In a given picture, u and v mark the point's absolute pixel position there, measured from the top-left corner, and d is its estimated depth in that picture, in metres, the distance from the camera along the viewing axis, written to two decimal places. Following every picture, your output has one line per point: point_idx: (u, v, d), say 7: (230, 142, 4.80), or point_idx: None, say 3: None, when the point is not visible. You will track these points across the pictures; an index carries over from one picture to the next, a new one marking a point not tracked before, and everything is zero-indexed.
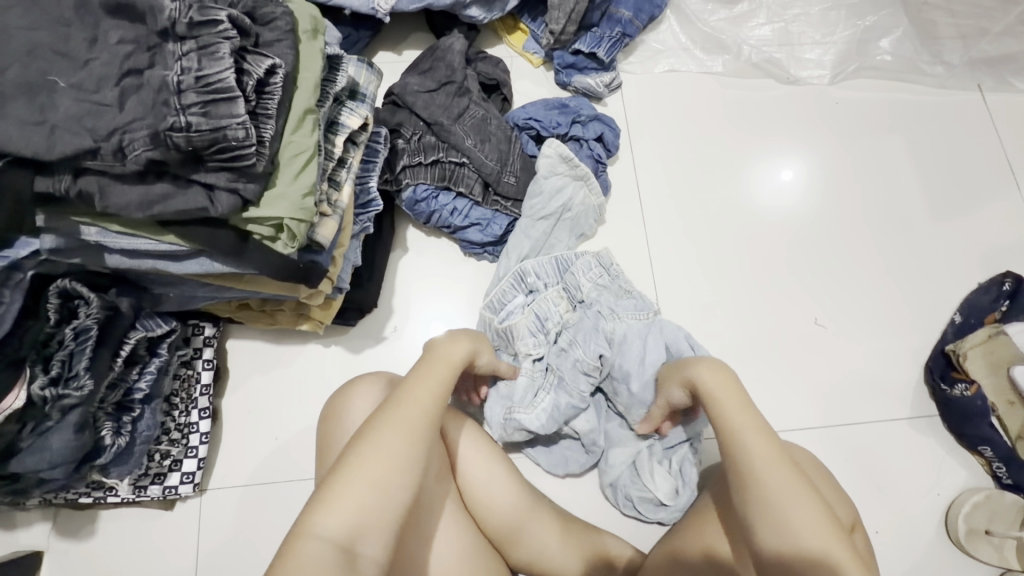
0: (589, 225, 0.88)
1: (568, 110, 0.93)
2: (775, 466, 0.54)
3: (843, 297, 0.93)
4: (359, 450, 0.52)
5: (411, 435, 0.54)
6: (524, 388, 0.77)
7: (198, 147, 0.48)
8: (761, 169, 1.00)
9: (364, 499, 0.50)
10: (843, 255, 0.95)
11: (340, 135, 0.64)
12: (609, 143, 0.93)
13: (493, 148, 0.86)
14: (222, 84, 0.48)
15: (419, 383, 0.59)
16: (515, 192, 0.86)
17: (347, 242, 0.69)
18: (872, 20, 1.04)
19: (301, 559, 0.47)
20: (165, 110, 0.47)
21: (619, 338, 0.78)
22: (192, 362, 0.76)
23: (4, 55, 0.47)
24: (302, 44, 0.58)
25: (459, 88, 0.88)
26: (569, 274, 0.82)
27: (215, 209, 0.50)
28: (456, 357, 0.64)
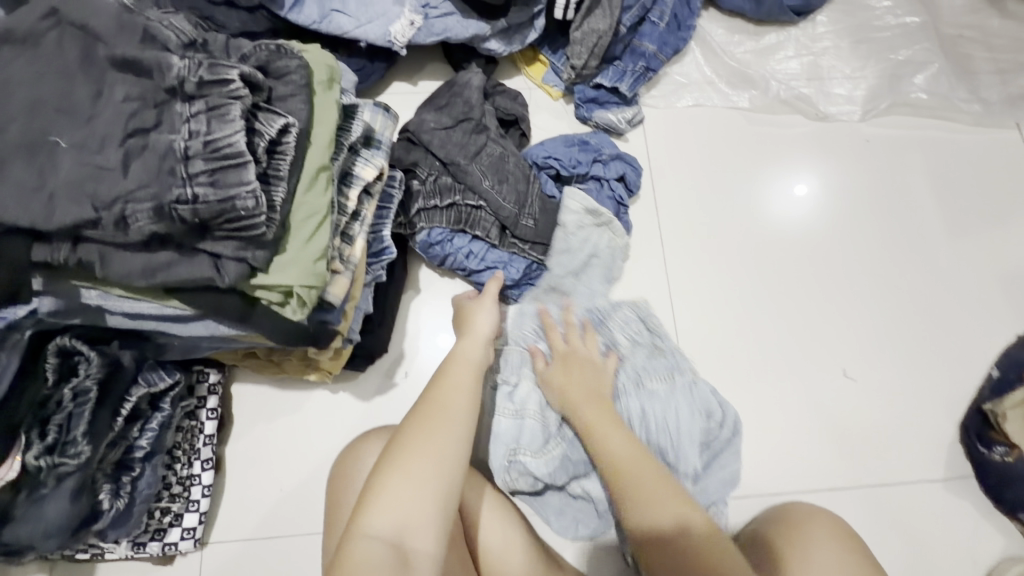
0: (617, 267, 0.88)
1: (589, 148, 0.90)
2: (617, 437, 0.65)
3: (874, 348, 0.89)
4: (400, 452, 0.55)
5: (449, 432, 0.57)
6: (534, 432, 0.75)
7: (204, 218, 0.45)
8: (781, 199, 0.97)
9: (411, 498, 0.53)
10: (874, 302, 0.91)
11: (353, 188, 0.61)
12: (631, 183, 0.91)
13: (510, 189, 0.83)
14: (232, 149, 0.45)
15: (454, 381, 0.62)
16: (533, 236, 0.84)
17: (359, 294, 0.66)
18: (904, 55, 1.01)
19: (358, 557, 0.49)
20: (170, 179, 0.44)
21: (642, 394, 0.79)
22: (195, 412, 0.73)
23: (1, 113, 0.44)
24: (317, 96, 0.55)
25: (476, 125, 0.85)
26: (605, 326, 0.83)
27: (222, 278, 0.48)
28: (475, 356, 0.65)
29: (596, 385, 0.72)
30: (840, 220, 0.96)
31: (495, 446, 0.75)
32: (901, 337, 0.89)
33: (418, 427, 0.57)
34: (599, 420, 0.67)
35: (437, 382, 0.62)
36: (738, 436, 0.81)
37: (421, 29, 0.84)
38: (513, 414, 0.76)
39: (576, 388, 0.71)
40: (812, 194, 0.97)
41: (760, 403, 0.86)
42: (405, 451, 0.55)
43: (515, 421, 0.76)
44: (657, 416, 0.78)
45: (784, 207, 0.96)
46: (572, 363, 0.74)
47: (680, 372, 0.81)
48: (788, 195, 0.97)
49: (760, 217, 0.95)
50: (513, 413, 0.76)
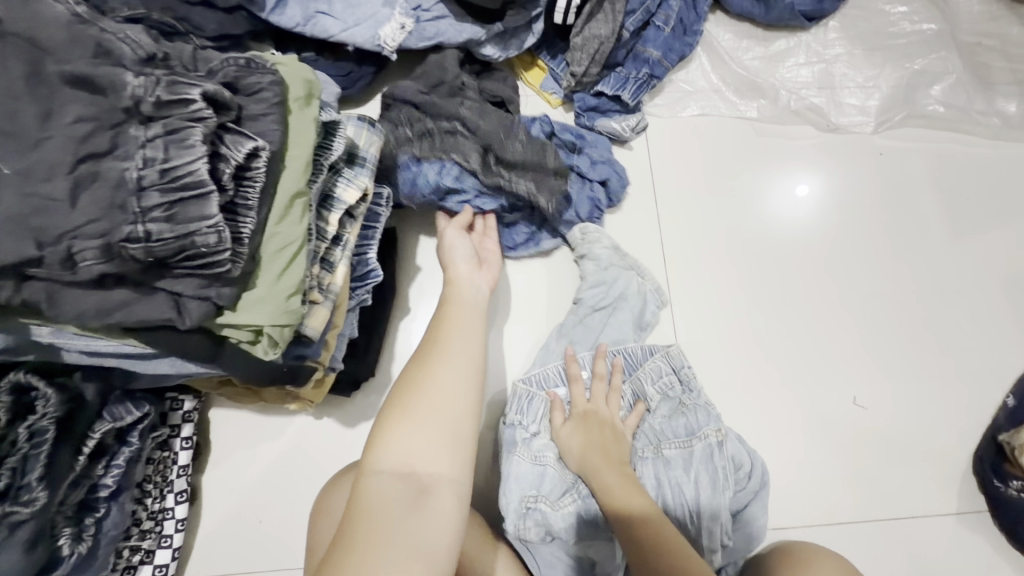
0: (650, 315, 0.85)
1: (583, 142, 0.87)
2: (614, 474, 0.69)
3: (882, 375, 0.85)
4: (404, 393, 0.57)
5: (453, 367, 0.59)
6: (554, 481, 0.74)
7: (161, 256, 0.41)
8: (779, 198, 0.93)
9: (417, 434, 0.54)
10: (886, 325, 0.87)
11: (334, 211, 0.56)
12: (614, 190, 0.87)
13: (493, 117, 0.78)
14: (193, 178, 0.41)
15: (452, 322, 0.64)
16: (521, 155, 0.76)
17: (342, 321, 0.62)
18: (920, 64, 0.96)
19: (371, 491, 0.51)
20: (122, 214, 0.39)
21: (660, 462, 0.75)
22: (168, 442, 0.69)
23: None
24: (293, 113, 0.50)
25: (452, 85, 0.81)
26: (637, 377, 0.80)
27: (184, 319, 0.43)
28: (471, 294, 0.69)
29: (615, 450, 0.72)
30: (837, 217, 0.92)
31: (508, 495, 0.73)
32: (882, 350, 0.86)
33: (422, 364, 0.59)
34: (613, 483, 0.68)
35: (440, 322, 0.65)
36: (767, 488, 0.77)
37: (412, 32, 0.79)
38: (531, 459, 0.75)
39: (588, 440, 0.73)
40: (812, 189, 0.93)
41: (766, 430, 0.82)
42: (413, 391, 0.57)
43: (535, 467, 0.74)
44: (675, 483, 0.74)
45: (787, 211, 0.92)
46: (588, 416, 0.75)
47: (702, 435, 0.76)
48: (789, 196, 0.93)
49: (768, 233, 0.91)
50: (532, 458, 0.75)
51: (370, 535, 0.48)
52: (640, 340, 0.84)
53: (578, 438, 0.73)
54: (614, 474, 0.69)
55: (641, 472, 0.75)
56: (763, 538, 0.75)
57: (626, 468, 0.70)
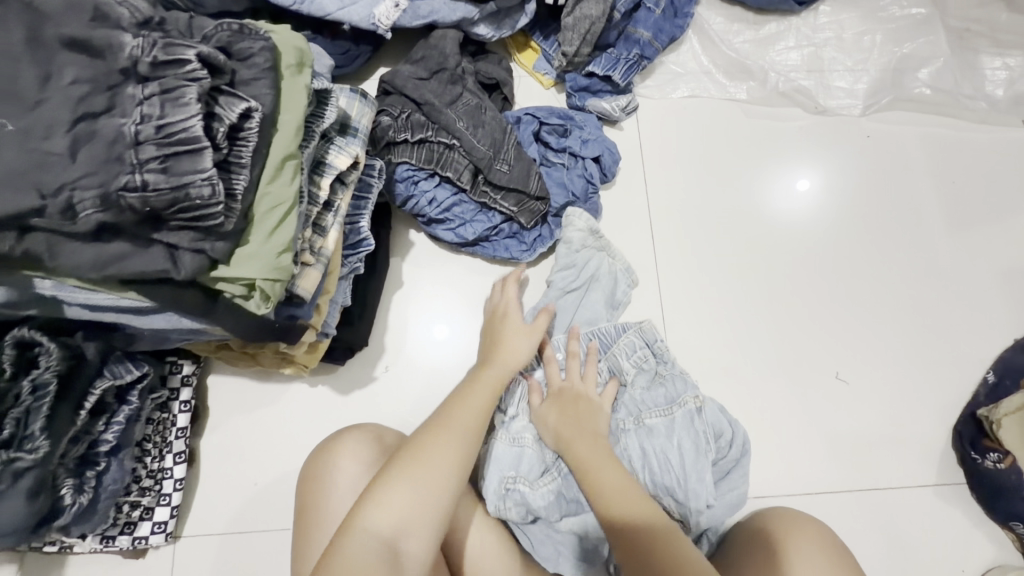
0: (623, 294, 0.86)
1: (572, 124, 0.89)
2: (595, 447, 0.68)
3: (895, 359, 0.86)
4: (409, 451, 0.57)
5: (464, 441, 0.59)
6: (533, 460, 0.76)
7: (156, 207, 0.42)
8: (778, 191, 0.94)
9: (411, 502, 0.54)
10: (884, 310, 0.88)
11: (326, 176, 0.58)
12: (606, 166, 0.88)
13: (487, 133, 0.81)
14: (187, 134, 0.43)
15: (474, 394, 0.64)
16: (507, 181, 0.81)
17: (334, 286, 0.64)
18: (908, 48, 0.97)
19: (350, 549, 0.51)
20: (119, 166, 0.41)
21: (642, 431, 0.77)
22: (167, 405, 0.71)
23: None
24: (285, 80, 0.52)
25: (452, 76, 0.83)
26: (611, 354, 0.82)
27: (178, 271, 0.45)
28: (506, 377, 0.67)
29: (591, 424, 0.71)
30: (849, 205, 0.93)
31: (491, 474, 0.75)
32: (901, 330, 0.88)
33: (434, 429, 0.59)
34: (590, 457, 0.67)
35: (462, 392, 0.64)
36: (747, 455, 0.78)
37: (406, 11, 0.80)
38: (509, 441, 0.76)
39: (565, 423, 0.72)
40: (812, 185, 0.94)
41: (749, 404, 0.84)
42: (419, 455, 0.56)
43: (513, 449, 0.76)
44: (660, 452, 0.75)
45: (789, 209, 0.93)
46: (564, 397, 0.74)
47: (682, 402, 0.77)
48: (789, 192, 0.94)
49: (768, 226, 0.92)
50: (511, 440, 0.77)
51: None
52: (613, 319, 0.86)
53: (553, 417, 0.73)
54: (593, 446, 0.68)
55: (624, 444, 0.76)
56: (741, 504, 0.76)
57: (608, 452, 0.68)
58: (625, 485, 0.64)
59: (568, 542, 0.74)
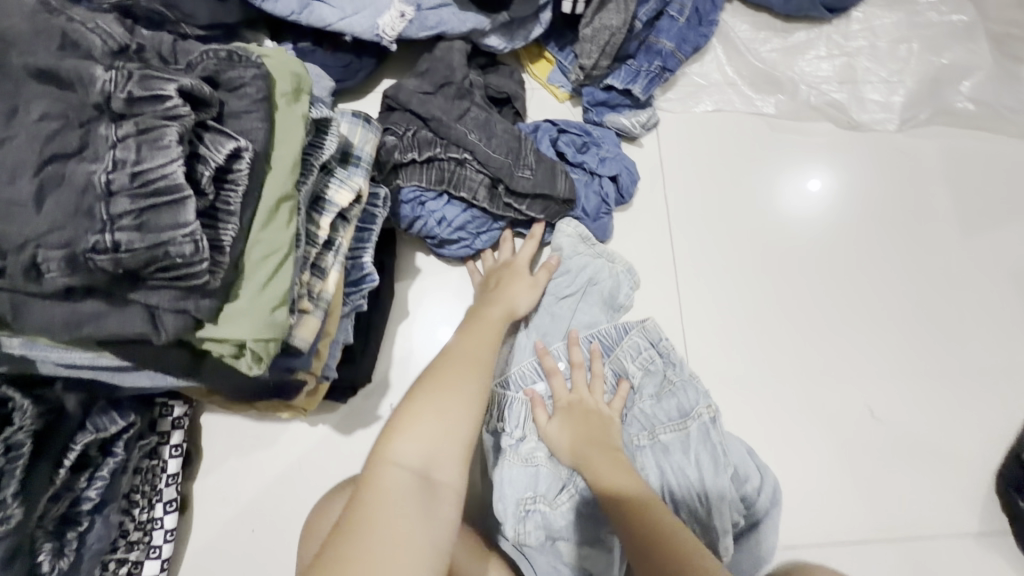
0: (624, 296, 0.81)
1: (590, 140, 0.84)
2: (598, 453, 0.67)
3: (881, 375, 0.81)
4: (427, 385, 0.59)
5: (473, 371, 0.62)
6: (550, 480, 0.71)
7: (131, 267, 0.37)
8: (794, 186, 0.89)
9: (438, 433, 0.55)
10: (873, 327, 0.83)
11: (326, 214, 0.53)
12: (624, 186, 0.83)
13: (502, 142, 0.75)
14: (167, 182, 0.37)
15: (477, 334, 0.68)
16: (532, 189, 0.75)
17: (335, 328, 0.58)
18: (948, 57, 0.91)
19: (384, 481, 0.52)
20: (87, 222, 0.36)
21: (657, 449, 0.73)
22: (157, 451, 0.66)
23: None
24: (280, 111, 0.47)
25: (458, 90, 0.77)
26: (616, 358, 0.77)
27: (158, 334, 0.40)
28: (495, 315, 0.72)
29: (605, 437, 0.69)
30: (859, 210, 0.88)
31: (503, 502, 0.70)
32: (886, 349, 0.82)
33: (448, 364, 0.62)
34: (601, 462, 0.66)
35: (465, 335, 0.68)
36: (778, 506, 0.74)
37: (412, 21, 0.75)
38: (522, 463, 0.72)
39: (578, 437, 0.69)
40: (825, 184, 0.89)
41: (778, 443, 0.79)
42: (439, 387, 0.59)
43: (527, 469, 0.72)
44: (677, 469, 0.72)
45: (802, 212, 0.88)
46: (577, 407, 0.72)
47: (696, 415, 0.74)
48: (800, 192, 0.88)
49: (768, 227, 0.87)
50: (523, 459, 0.72)
51: (383, 527, 0.48)
52: (613, 319, 0.81)
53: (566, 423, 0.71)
54: (596, 450, 0.67)
55: (638, 462, 0.72)
56: (768, 556, 0.73)
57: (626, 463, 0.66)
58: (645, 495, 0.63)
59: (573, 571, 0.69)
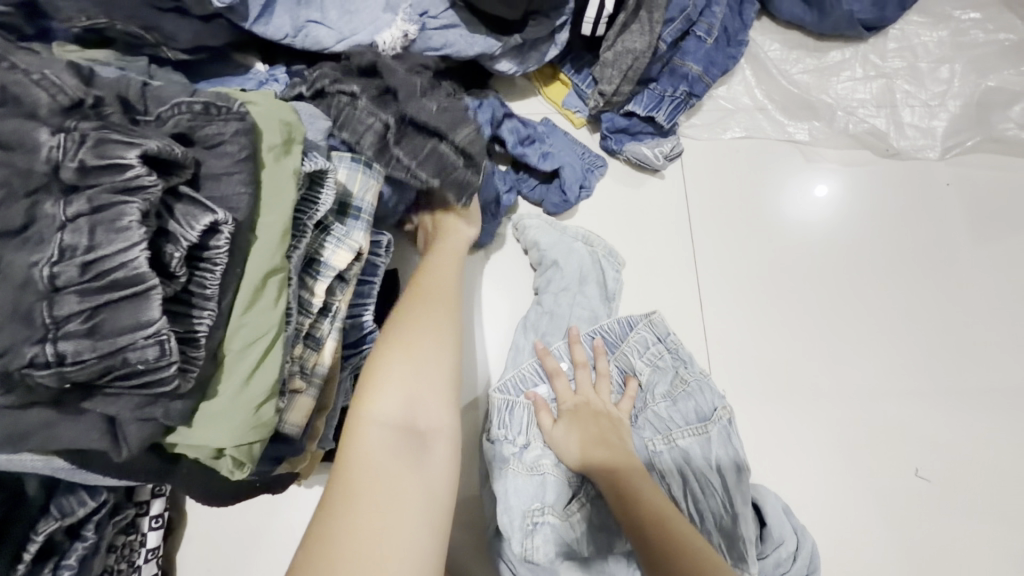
0: (613, 279, 0.76)
1: (534, 134, 0.76)
2: (614, 456, 0.61)
3: (866, 395, 0.76)
4: (391, 331, 0.54)
5: (444, 312, 0.57)
6: (557, 489, 0.64)
7: (82, 378, 0.31)
8: (796, 189, 0.83)
9: (414, 376, 0.51)
10: (860, 341, 0.78)
11: (321, 279, 0.46)
12: (568, 181, 0.76)
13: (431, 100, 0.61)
14: (124, 274, 0.31)
15: (437, 271, 0.62)
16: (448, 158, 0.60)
17: (333, 399, 0.52)
18: (994, 81, 0.84)
19: (364, 442, 0.47)
20: (25, 330, 0.29)
21: (676, 454, 0.66)
22: (136, 522, 0.60)
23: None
24: (267, 168, 0.40)
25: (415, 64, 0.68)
26: (621, 354, 0.71)
27: (119, 448, 0.33)
28: (459, 249, 0.64)
29: (617, 440, 0.63)
30: (860, 214, 0.82)
31: (507, 515, 0.63)
32: (886, 363, 0.77)
33: (413, 306, 0.56)
34: (611, 460, 0.60)
35: (425, 271, 0.62)
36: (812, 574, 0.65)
37: (416, 41, 0.67)
38: (527, 472, 0.64)
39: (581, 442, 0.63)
40: (831, 188, 0.83)
41: (818, 503, 0.72)
42: (407, 332, 0.53)
43: (533, 479, 0.64)
44: (700, 476, 0.65)
45: (804, 220, 0.82)
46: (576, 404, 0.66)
47: (715, 417, 0.67)
48: (805, 193, 0.83)
49: (789, 254, 0.81)
50: (526, 470, 0.65)
51: (372, 494, 0.44)
52: (612, 313, 0.76)
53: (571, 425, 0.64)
54: (613, 454, 0.61)
55: (655, 470, 0.65)
56: None
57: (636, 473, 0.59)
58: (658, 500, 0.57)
59: None
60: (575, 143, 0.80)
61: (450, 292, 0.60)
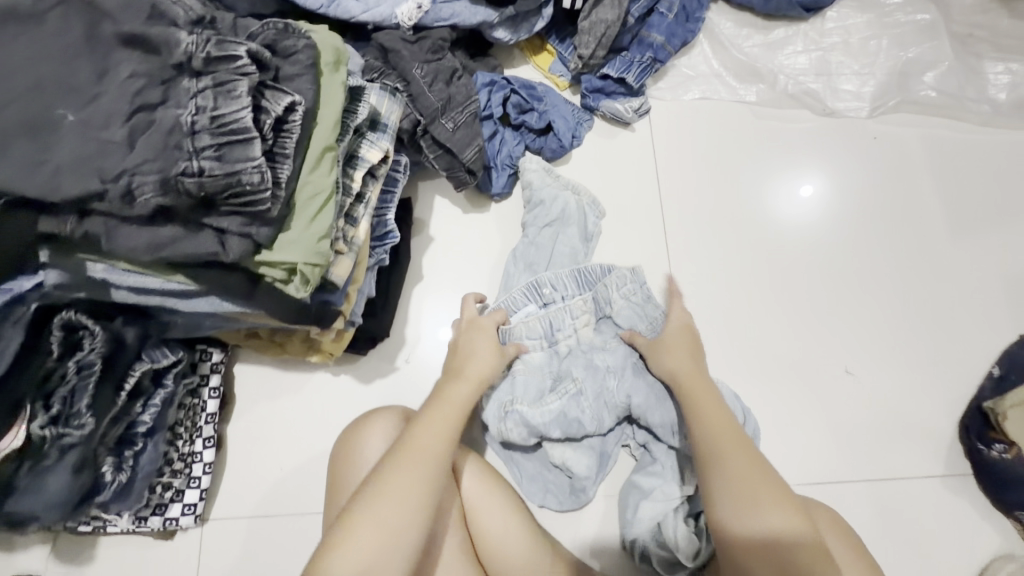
0: (592, 224, 0.89)
1: (535, 94, 0.90)
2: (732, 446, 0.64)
3: (812, 307, 0.90)
4: (373, 483, 0.58)
5: (426, 475, 0.59)
6: (531, 385, 0.78)
7: (210, 192, 0.45)
8: (785, 196, 0.96)
9: (374, 543, 0.54)
10: (817, 285, 0.91)
11: (359, 170, 0.61)
12: (560, 132, 0.90)
13: (442, 91, 0.79)
14: (238, 124, 0.45)
15: (431, 419, 0.64)
16: (446, 140, 0.78)
17: (362, 276, 0.67)
18: (914, 52, 1.00)
19: None
20: (177, 155, 0.44)
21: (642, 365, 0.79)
22: (198, 390, 0.74)
23: (3, 93, 0.44)
24: (325, 77, 0.55)
25: (435, 45, 0.82)
26: (603, 287, 0.82)
27: (226, 254, 0.48)
28: (463, 394, 0.67)
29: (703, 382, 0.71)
30: (848, 212, 0.95)
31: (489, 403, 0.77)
32: (823, 282, 0.92)
33: (397, 460, 0.59)
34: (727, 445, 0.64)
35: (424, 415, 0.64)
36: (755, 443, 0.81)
37: (428, 12, 0.82)
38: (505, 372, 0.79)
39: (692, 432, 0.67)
40: (817, 191, 0.96)
41: (763, 393, 0.86)
42: (381, 494, 0.57)
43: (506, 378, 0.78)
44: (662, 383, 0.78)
45: (758, 178, 0.96)
46: (713, 399, 0.68)
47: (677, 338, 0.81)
48: (793, 198, 0.95)
49: (741, 195, 0.95)
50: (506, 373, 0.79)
51: None
52: (589, 250, 0.89)
53: (710, 416, 0.66)
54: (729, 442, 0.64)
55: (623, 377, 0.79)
56: None
57: (750, 489, 0.60)
58: (754, 524, 0.58)
59: (557, 483, 0.80)
60: (569, 102, 0.94)
61: (441, 439, 0.62)
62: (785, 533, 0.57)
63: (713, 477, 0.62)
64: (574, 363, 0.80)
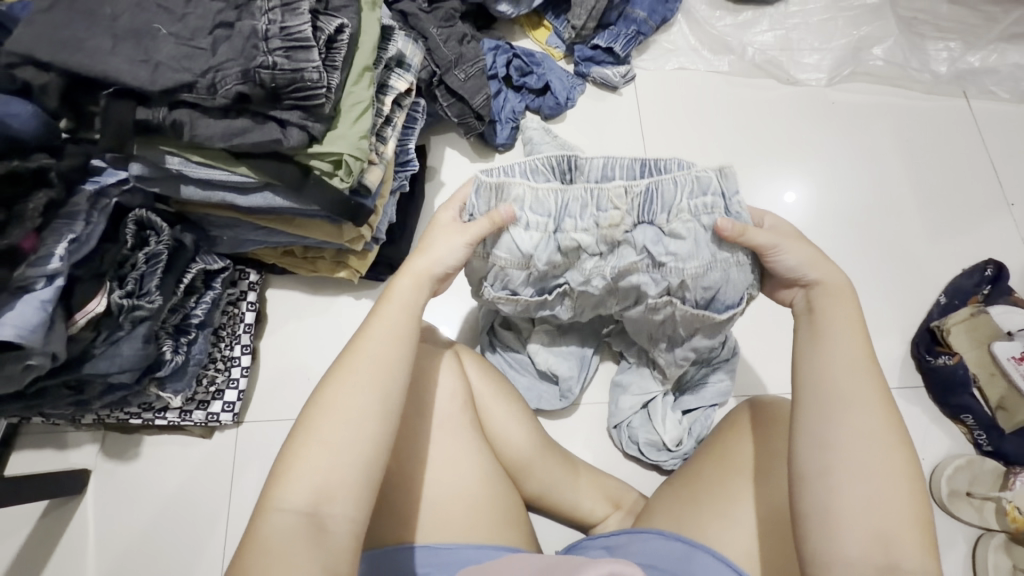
0: None
1: (534, 60, 1.02)
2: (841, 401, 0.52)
3: None
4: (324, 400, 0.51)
5: (382, 379, 0.52)
6: (517, 279, 0.68)
7: (279, 85, 0.56)
8: (768, 202, 1.05)
9: (331, 463, 0.48)
10: None
11: (388, 96, 0.72)
12: (557, 91, 1.02)
13: (454, 47, 0.91)
14: (302, 34, 0.56)
15: (383, 326, 0.55)
16: (458, 87, 0.91)
17: (386, 193, 0.78)
18: (866, 30, 1.13)
19: (267, 532, 0.46)
20: (254, 55, 0.55)
21: (647, 308, 0.69)
22: (237, 302, 0.84)
23: (112, 9, 0.55)
24: (363, 13, 0.66)
25: (448, 12, 0.94)
26: (663, 193, 0.61)
27: (287, 142, 0.59)
28: (418, 293, 0.59)
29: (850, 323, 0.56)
30: (830, 209, 1.05)
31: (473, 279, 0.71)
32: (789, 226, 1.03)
33: (348, 370, 0.52)
34: (835, 408, 0.52)
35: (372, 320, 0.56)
36: (735, 357, 0.86)
37: None
38: (486, 257, 0.66)
39: (809, 377, 0.55)
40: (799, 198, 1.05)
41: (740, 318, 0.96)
42: (330, 410, 0.50)
43: (489, 266, 0.67)
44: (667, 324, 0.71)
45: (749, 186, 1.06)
46: (861, 352, 0.54)
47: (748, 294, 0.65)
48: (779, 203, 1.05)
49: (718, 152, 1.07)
50: (484, 256, 0.66)
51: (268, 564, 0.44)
52: None
53: (850, 362, 0.53)
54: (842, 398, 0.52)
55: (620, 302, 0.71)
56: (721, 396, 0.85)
57: (861, 449, 0.49)
58: (858, 493, 0.48)
59: (547, 389, 0.89)
60: (564, 69, 1.07)
61: (394, 341, 0.55)
62: (892, 513, 0.47)
63: (827, 428, 0.51)
64: (579, 267, 0.66)
